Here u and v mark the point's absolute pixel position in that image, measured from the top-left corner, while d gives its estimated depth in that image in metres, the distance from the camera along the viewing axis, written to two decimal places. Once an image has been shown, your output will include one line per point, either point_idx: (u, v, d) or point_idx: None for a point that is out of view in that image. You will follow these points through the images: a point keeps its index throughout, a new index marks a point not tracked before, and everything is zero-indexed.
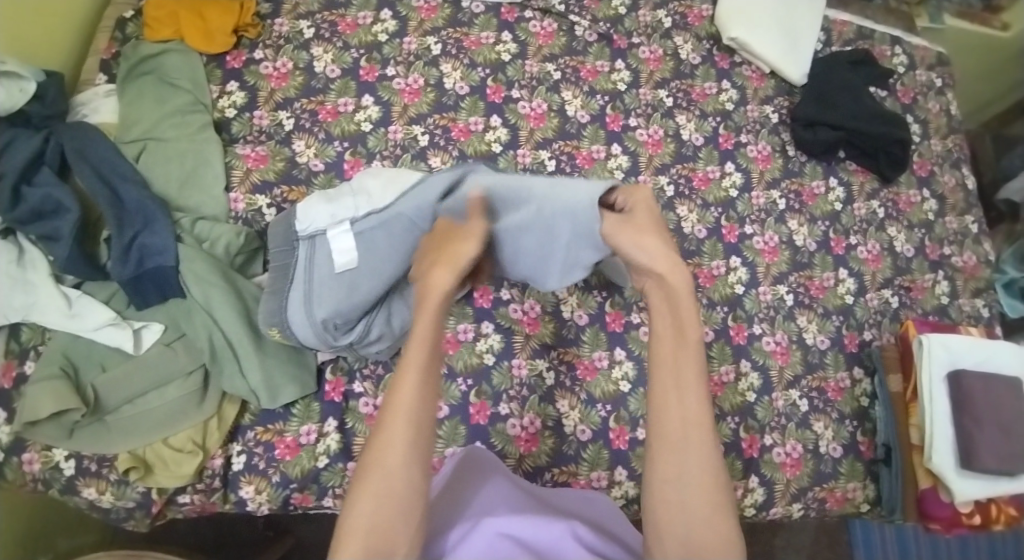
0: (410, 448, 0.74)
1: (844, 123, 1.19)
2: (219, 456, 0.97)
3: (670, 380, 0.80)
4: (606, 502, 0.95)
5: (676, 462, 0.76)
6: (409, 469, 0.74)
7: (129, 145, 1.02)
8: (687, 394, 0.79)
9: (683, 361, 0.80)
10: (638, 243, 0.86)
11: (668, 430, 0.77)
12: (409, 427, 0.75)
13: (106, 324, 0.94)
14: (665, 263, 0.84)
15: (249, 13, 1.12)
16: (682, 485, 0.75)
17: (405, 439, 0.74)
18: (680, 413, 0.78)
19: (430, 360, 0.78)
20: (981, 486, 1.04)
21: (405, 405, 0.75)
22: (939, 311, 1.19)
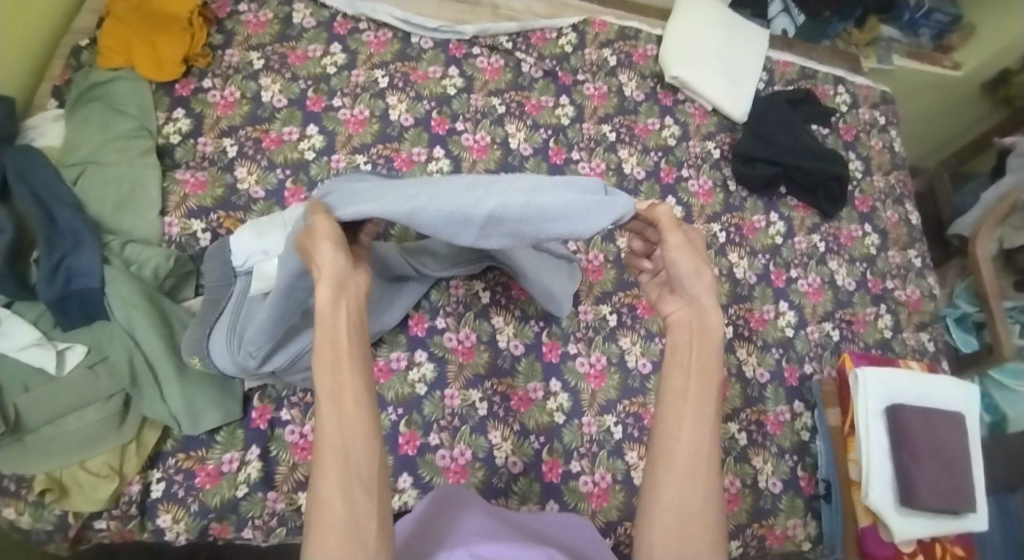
0: (350, 478, 0.64)
1: (784, 158, 1.20)
2: (137, 483, 0.96)
3: (684, 404, 0.71)
4: (590, 531, 0.89)
5: (678, 478, 0.68)
6: (353, 500, 0.63)
7: (68, 168, 1.04)
8: (704, 426, 0.70)
9: (702, 376, 0.72)
10: (698, 271, 0.75)
11: (674, 447, 0.69)
12: (341, 459, 0.64)
13: (31, 344, 0.94)
14: (704, 287, 0.76)
15: (198, 44, 1.15)
16: (682, 515, 0.67)
17: (337, 470, 0.63)
18: (693, 442, 0.69)
19: (345, 367, 0.67)
20: (922, 525, 1.02)
21: (330, 433, 0.65)
22: (882, 345, 1.18)
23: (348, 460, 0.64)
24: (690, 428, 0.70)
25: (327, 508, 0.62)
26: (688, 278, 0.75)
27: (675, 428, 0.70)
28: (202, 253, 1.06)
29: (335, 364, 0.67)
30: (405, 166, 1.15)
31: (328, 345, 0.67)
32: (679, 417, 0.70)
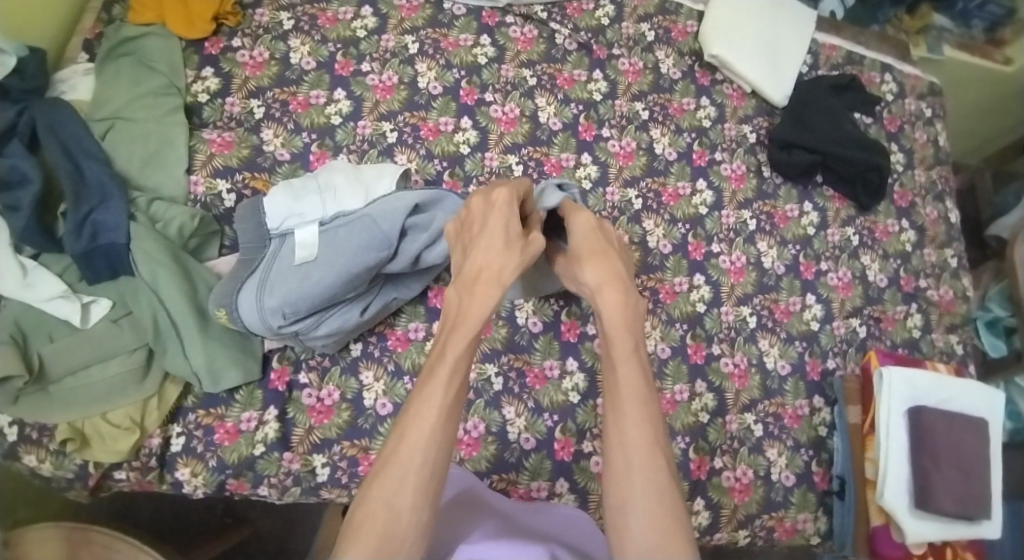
0: (421, 486, 0.73)
1: (820, 147, 1.16)
2: (158, 436, 0.99)
3: (614, 409, 0.80)
4: (590, 527, 0.97)
5: (627, 491, 0.75)
6: (418, 506, 0.72)
7: (98, 123, 1.05)
8: (634, 418, 0.79)
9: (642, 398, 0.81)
10: (601, 293, 0.89)
11: (620, 460, 0.77)
12: (423, 462, 0.73)
13: (57, 295, 0.95)
14: (624, 311, 0.87)
15: (229, 2, 1.14)
16: (632, 512, 0.74)
17: (416, 473, 0.73)
18: (634, 443, 0.77)
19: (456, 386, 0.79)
20: (936, 528, 1.00)
21: (423, 437, 0.74)
22: (910, 345, 1.15)
23: (427, 466, 0.73)
24: (618, 429, 0.78)
25: (393, 504, 0.71)
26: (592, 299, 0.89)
27: (614, 434, 0.79)
28: (226, 213, 1.06)
29: (450, 378, 0.79)
30: (432, 136, 1.14)
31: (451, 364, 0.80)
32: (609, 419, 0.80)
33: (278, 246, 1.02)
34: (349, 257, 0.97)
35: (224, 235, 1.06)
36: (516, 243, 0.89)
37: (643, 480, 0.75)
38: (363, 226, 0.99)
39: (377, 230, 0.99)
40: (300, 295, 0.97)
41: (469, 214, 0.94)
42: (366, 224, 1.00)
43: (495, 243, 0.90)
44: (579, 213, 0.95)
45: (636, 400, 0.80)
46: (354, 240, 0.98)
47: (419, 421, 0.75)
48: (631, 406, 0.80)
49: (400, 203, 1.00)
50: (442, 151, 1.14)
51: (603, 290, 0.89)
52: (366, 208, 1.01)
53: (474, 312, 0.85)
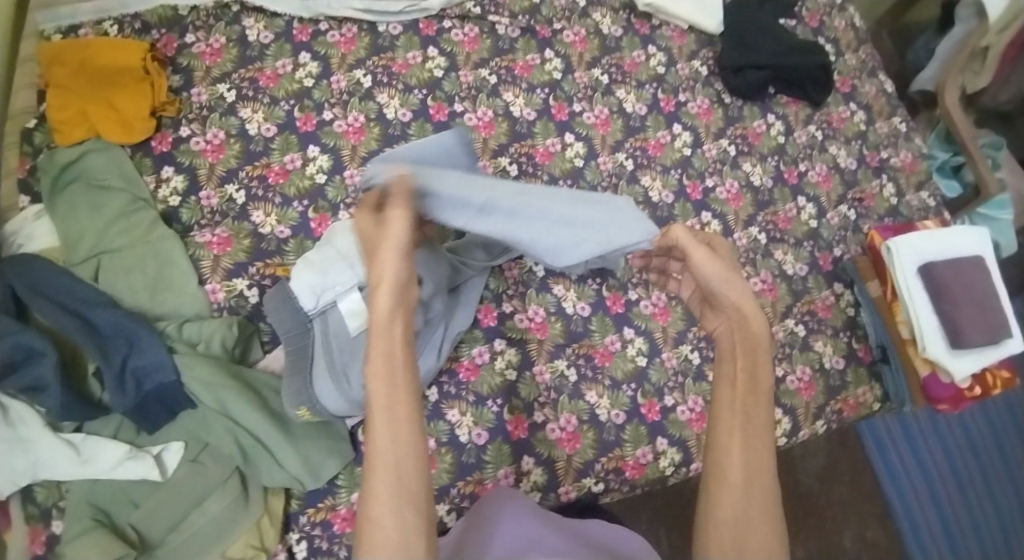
0: (400, 493, 0.69)
1: (768, 62, 1.24)
2: (281, 550, 0.94)
3: (733, 410, 0.78)
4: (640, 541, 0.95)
5: (733, 503, 0.73)
6: (400, 519, 0.68)
7: (82, 266, 0.95)
8: (751, 431, 0.77)
9: (752, 404, 0.78)
10: (727, 281, 0.83)
11: (729, 472, 0.75)
12: (390, 481, 0.69)
13: (124, 458, 0.87)
14: (749, 304, 0.82)
15: (162, 91, 1.04)
16: (742, 521, 0.73)
17: (387, 483, 0.69)
18: (747, 448, 0.76)
19: (397, 399, 0.72)
20: (974, 359, 1.13)
21: (382, 453, 0.69)
22: (892, 213, 1.27)
23: (397, 475, 0.69)
24: (741, 442, 0.76)
25: (374, 522, 0.67)
26: (720, 288, 0.83)
27: (726, 436, 0.77)
28: (257, 310, 1.00)
29: (390, 388, 0.72)
30: None
31: (382, 378, 0.72)
32: (728, 421, 0.77)
33: (323, 323, 0.98)
34: None
35: (260, 332, 1.00)
36: (397, 240, 0.76)
37: (762, 499, 0.74)
38: None
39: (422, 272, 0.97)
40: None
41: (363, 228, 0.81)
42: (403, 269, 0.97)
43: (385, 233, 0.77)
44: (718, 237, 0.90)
45: (758, 412, 0.77)
46: None
47: (372, 447, 0.70)
48: (756, 415, 0.77)
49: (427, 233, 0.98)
50: None
51: (731, 278, 0.83)
52: None
53: (378, 323, 0.74)
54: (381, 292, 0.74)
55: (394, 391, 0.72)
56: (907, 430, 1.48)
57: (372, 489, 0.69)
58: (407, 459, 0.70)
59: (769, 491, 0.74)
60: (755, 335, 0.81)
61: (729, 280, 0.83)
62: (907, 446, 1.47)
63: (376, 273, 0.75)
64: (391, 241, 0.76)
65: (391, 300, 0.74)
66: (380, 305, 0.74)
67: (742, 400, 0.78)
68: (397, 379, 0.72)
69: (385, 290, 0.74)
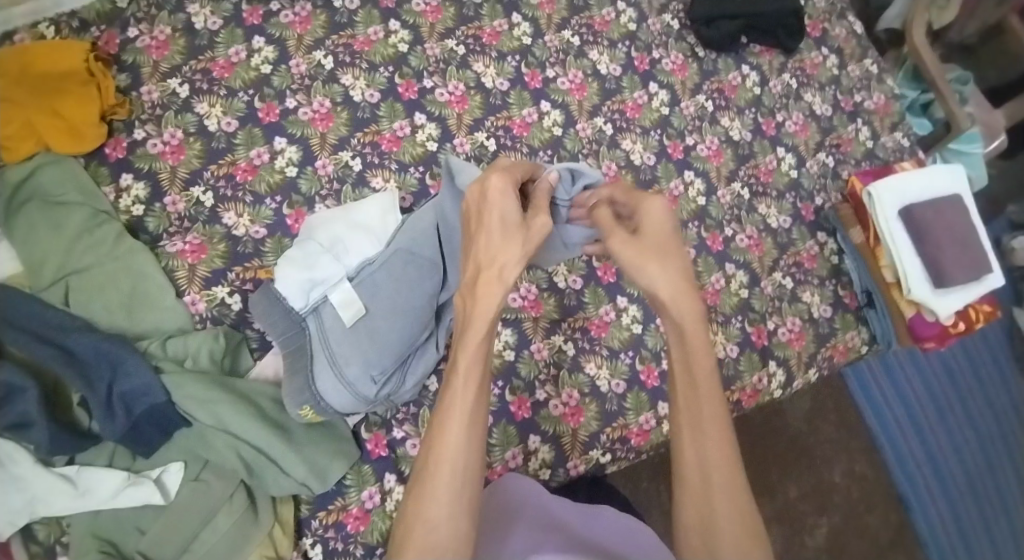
0: (460, 494, 0.71)
1: (741, 11, 1.21)
2: (297, 557, 0.92)
3: (688, 411, 0.76)
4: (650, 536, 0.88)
5: (703, 507, 0.72)
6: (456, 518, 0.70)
7: (49, 290, 0.89)
8: (707, 430, 0.74)
9: (703, 402, 0.75)
10: (645, 270, 0.78)
11: (689, 476, 0.73)
12: (455, 474, 0.71)
13: (124, 486, 0.83)
14: (675, 290, 0.77)
15: (111, 94, 0.95)
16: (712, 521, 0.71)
17: (450, 481, 0.71)
18: (708, 446, 0.74)
19: (477, 395, 0.75)
20: (958, 297, 1.15)
21: (451, 452, 0.72)
22: (869, 156, 1.27)
23: (460, 476, 0.72)
24: (695, 443, 0.74)
25: (430, 519, 0.69)
26: (643, 280, 0.78)
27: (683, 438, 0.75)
28: (242, 317, 0.95)
29: (468, 387, 0.75)
30: (395, 146, 1.07)
31: (468, 369, 0.75)
32: (682, 424, 0.76)
33: (317, 320, 0.95)
34: (407, 295, 0.94)
35: (248, 339, 0.96)
36: (511, 227, 0.80)
37: (728, 500, 0.71)
38: (401, 262, 0.95)
39: (420, 258, 0.96)
40: (379, 353, 0.92)
41: (468, 206, 0.84)
42: (402, 258, 0.96)
43: (498, 218, 0.81)
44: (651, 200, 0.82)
45: (708, 407, 0.75)
46: (404, 278, 0.95)
47: (443, 440, 0.73)
48: (708, 414, 0.75)
49: (424, 224, 0.97)
50: (412, 157, 1.07)
51: (648, 265, 0.78)
52: (394, 241, 0.96)
53: (477, 317, 0.77)
54: (490, 284, 0.77)
55: (470, 393, 0.75)
56: (887, 364, 1.52)
57: (435, 477, 0.71)
58: (473, 458, 0.73)
59: (739, 487, 0.72)
60: (689, 330, 0.77)
61: (644, 268, 0.78)
62: (886, 378, 1.51)
63: (474, 259, 0.80)
64: (497, 223, 0.80)
65: (499, 295, 0.77)
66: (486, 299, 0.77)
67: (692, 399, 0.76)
68: (472, 381, 0.75)
69: (495, 283, 0.77)
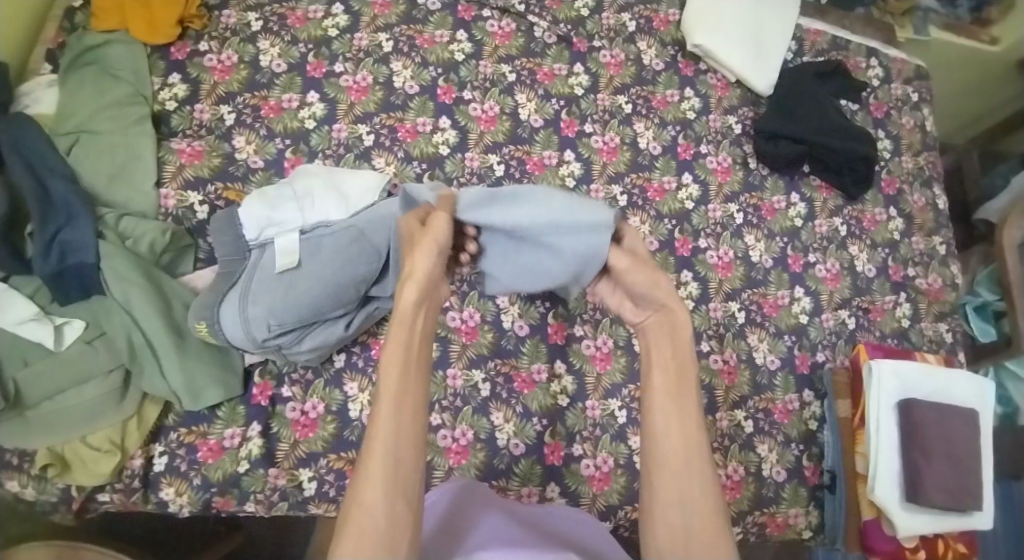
0: (393, 479, 0.62)
1: (806, 136, 1.15)
2: (140, 457, 0.97)
3: (672, 402, 0.70)
4: (598, 527, 0.91)
5: (676, 490, 0.66)
6: (393, 510, 0.61)
7: (62, 137, 1.00)
8: (681, 417, 0.70)
9: (681, 387, 0.71)
10: (649, 280, 0.77)
11: (666, 457, 0.68)
12: (388, 461, 0.62)
13: (29, 319, 0.92)
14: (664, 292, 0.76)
15: (194, 4, 1.09)
16: (688, 515, 0.65)
17: (386, 470, 0.62)
18: (682, 432, 0.69)
19: (409, 382, 0.66)
20: (927, 520, 1.01)
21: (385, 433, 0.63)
22: (900, 335, 1.15)
23: (395, 466, 0.63)
24: (671, 424, 0.69)
25: (366, 507, 0.60)
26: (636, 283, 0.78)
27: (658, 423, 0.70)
28: (200, 226, 1.02)
29: (405, 374, 0.66)
30: (409, 137, 1.10)
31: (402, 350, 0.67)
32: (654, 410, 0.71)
33: (258, 256, 0.98)
34: (336, 268, 0.95)
35: (198, 248, 1.02)
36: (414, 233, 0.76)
37: (696, 488, 0.66)
38: (349, 238, 0.97)
39: (367, 242, 0.97)
40: (287, 307, 0.94)
41: (402, 234, 0.77)
42: (353, 236, 0.97)
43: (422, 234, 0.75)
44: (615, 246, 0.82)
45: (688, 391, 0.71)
46: (342, 252, 0.96)
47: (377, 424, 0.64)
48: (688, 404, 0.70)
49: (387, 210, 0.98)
50: (421, 153, 1.09)
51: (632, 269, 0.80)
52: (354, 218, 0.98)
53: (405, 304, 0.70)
54: (412, 282, 0.70)
55: (407, 380, 0.66)
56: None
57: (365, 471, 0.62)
58: (408, 445, 0.64)
59: (704, 477, 0.67)
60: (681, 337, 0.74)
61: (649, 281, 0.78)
62: None
63: (409, 265, 0.72)
64: (433, 240, 0.74)
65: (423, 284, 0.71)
66: (405, 294, 0.70)
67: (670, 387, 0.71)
68: (411, 370, 0.67)
69: (419, 283, 0.70)
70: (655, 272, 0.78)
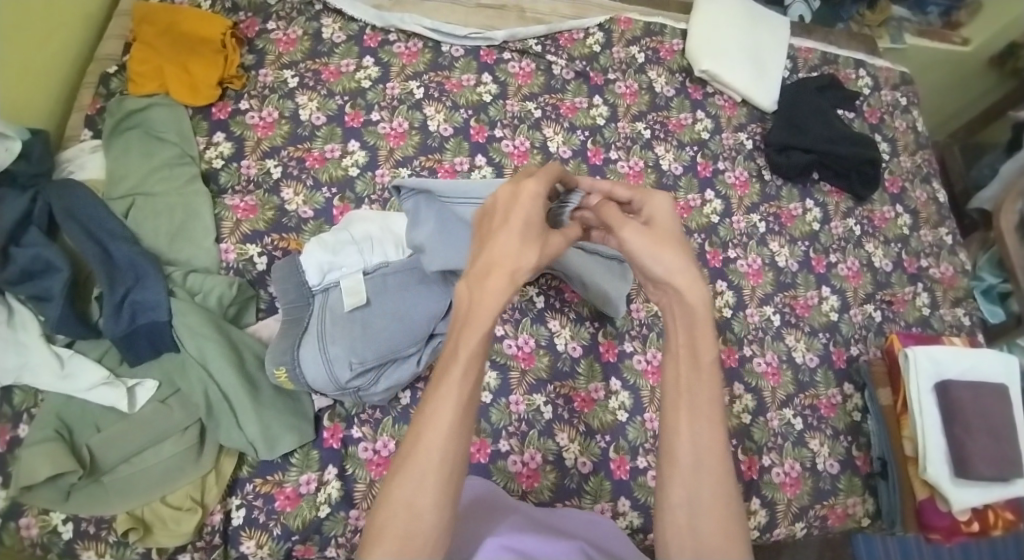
0: (446, 486, 0.67)
1: (815, 146, 1.25)
2: (219, 511, 0.94)
3: (681, 400, 0.72)
4: (608, 527, 0.92)
5: (688, 488, 0.69)
6: (440, 518, 0.67)
7: (118, 201, 1.03)
8: (695, 415, 0.71)
9: (695, 388, 0.72)
10: (661, 253, 0.73)
11: (678, 456, 0.70)
12: (444, 468, 0.67)
13: (100, 383, 0.92)
14: (685, 278, 0.73)
15: (233, 66, 1.14)
16: (695, 512, 0.68)
17: (436, 477, 0.67)
18: (697, 435, 0.70)
19: (469, 388, 0.69)
20: (977, 493, 1.05)
21: (438, 442, 0.67)
22: (922, 323, 1.24)
23: (448, 464, 0.67)
24: (684, 427, 0.70)
25: (415, 508, 0.66)
26: (651, 261, 0.74)
27: (674, 415, 0.72)
28: (261, 277, 1.05)
29: (466, 375, 0.69)
30: (449, 176, 1.14)
31: (469, 354, 0.69)
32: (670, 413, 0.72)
33: (323, 300, 1.01)
34: (406, 304, 1.00)
35: (260, 299, 1.05)
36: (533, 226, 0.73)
37: (709, 485, 0.69)
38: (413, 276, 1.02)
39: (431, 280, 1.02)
40: (366, 344, 0.97)
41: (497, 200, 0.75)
42: (416, 274, 1.02)
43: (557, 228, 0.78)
44: (663, 198, 0.78)
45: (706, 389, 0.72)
46: (412, 288, 1.01)
47: (432, 430, 0.68)
48: (701, 391, 0.72)
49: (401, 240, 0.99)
50: None
51: (667, 250, 0.73)
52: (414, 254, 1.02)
53: (483, 312, 0.70)
54: (495, 280, 0.70)
55: (467, 381, 0.69)
56: (904, 551, 1.35)
57: (417, 473, 0.67)
58: (459, 452, 0.68)
59: (722, 475, 0.69)
60: (693, 313, 0.73)
61: (659, 253, 0.73)
62: None
63: (492, 255, 0.72)
64: (522, 222, 0.72)
65: (507, 294, 0.70)
66: (478, 292, 0.70)
67: (683, 387, 0.72)
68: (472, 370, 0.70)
69: (502, 280, 0.70)
70: (674, 247, 0.74)
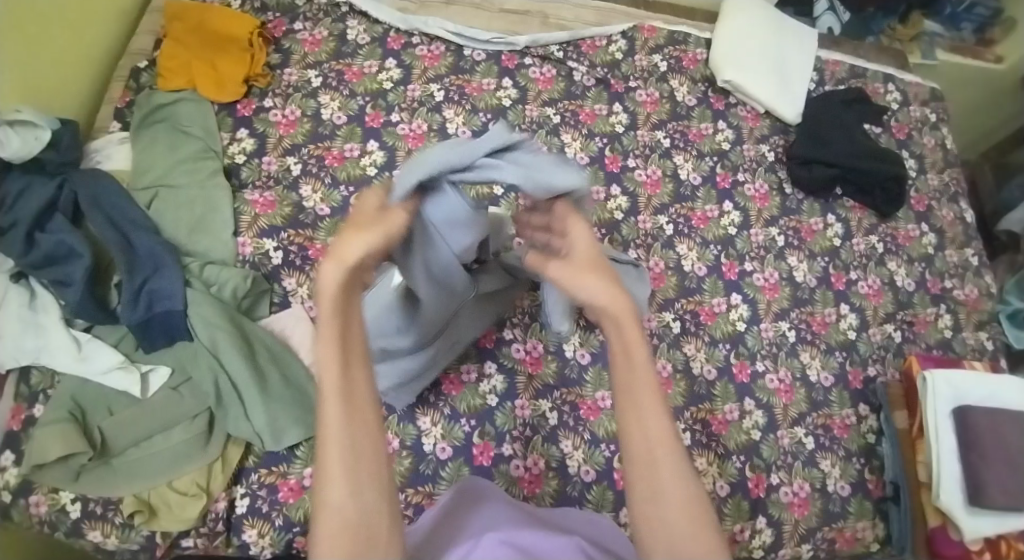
0: (356, 475, 0.64)
1: (838, 160, 1.22)
2: (223, 499, 0.95)
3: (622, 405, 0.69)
4: (608, 525, 0.90)
5: (648, 482, 0.67)
6: (362, 510, 0.63)
7: (141, 192, 1.05)
8: (647, 404, 0.69)
9: (636, 388, 0.69)
10: (578, 278, 0.70)
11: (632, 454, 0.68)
12: (346, 459, 0.64)
13: (115, 367, 0.95)
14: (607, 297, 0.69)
15: (258, 64, 1.16)
16: (659, 505, 0.67)
17: (343, 473, 0.64)
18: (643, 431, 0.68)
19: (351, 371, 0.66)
20: (991, 522, 1.02)
21: (337, 433, 0.64)
22: (943, 345, 1.21)
23: (354, 454, 0.64)
24: (635, 421, 0.69)
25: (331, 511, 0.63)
26: (579, 289, 0.70)
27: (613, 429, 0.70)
28: (275, 271, 1.07)
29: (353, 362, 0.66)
30: None
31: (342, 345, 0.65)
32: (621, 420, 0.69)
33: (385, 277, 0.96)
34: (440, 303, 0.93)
35: (273, 292, 1.06)
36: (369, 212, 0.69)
37: (668, 470, 0.67)
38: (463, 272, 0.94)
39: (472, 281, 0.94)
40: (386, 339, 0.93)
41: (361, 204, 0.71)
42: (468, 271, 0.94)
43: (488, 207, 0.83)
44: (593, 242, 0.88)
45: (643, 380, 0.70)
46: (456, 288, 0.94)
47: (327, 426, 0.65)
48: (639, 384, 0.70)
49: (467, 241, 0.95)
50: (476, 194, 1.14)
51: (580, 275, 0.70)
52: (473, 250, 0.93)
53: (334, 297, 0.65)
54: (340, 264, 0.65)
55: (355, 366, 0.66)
56: None
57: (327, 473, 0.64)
58: (364, 439, 0.65)
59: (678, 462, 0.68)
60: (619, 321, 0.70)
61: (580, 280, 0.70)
62: None
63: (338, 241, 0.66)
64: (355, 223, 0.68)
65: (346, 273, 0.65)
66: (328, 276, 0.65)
67: (626, 396, 0.69)
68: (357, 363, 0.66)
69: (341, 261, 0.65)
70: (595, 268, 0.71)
